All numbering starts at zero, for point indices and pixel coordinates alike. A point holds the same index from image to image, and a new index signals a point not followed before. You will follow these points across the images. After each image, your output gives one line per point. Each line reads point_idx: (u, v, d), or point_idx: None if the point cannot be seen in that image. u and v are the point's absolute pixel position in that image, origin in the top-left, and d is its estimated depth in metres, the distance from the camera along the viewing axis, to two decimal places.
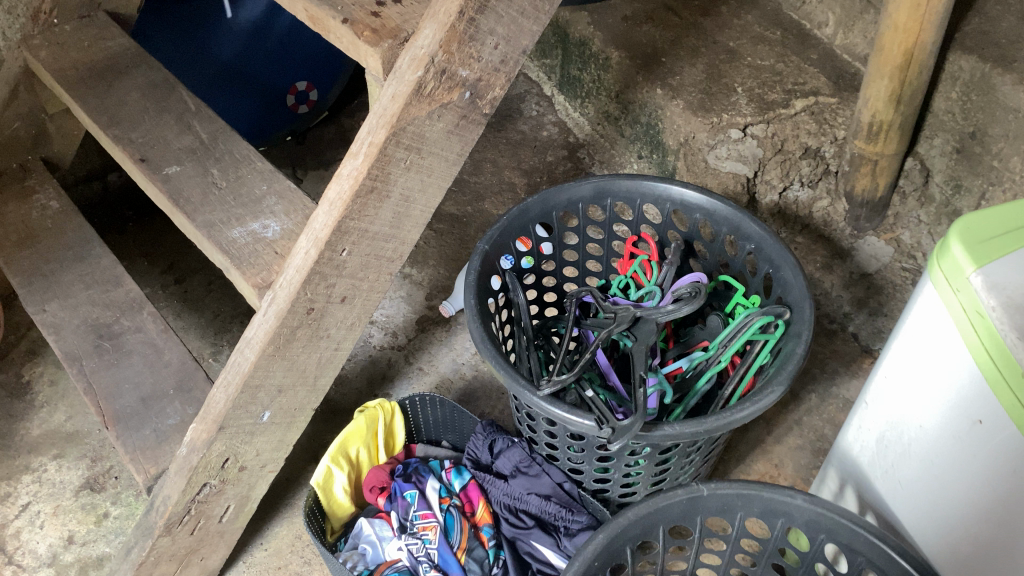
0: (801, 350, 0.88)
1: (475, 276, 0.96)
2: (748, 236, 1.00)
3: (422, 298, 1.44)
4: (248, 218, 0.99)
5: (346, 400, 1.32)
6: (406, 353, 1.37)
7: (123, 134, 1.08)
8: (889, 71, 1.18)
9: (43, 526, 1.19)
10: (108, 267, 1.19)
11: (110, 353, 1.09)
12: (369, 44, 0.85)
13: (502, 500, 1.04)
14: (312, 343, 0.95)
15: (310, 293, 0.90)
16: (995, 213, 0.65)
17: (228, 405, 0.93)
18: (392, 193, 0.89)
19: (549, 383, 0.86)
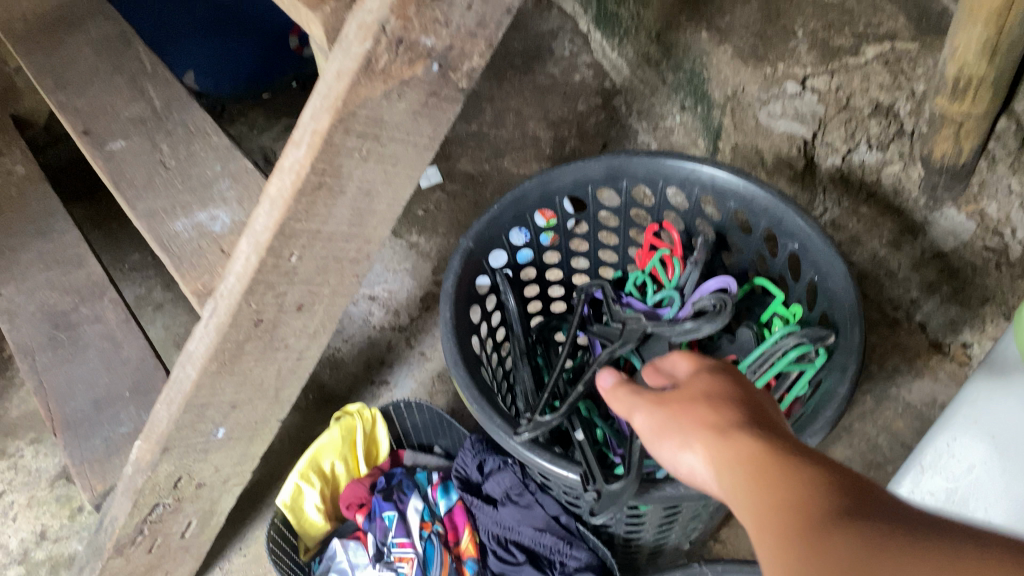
0: (846, 390, 0.71)
1: (453, 281, 0.80)
2: (790, 233, 0.82)
3: (428, 271, 1.29)
4: (196, 206, 0.85)
5: (341, 386, 1.20)
6: (407, 336, 1.23)
7: (68, 100, 0.95)
8: (983, 15, 0.84)
9: (16, 519, 1.12)
10: (71, 244, 1.08)
11: (64, 347, 0.98)
12: (309, 8, 0.68)
13: (491, 529, 0.91)
14: (267, 355, 0.82)
15: (255, 304, 0.76)
16: None
17: (171, 426, 0.81)
18: (346, 187, 0.73)
19: (528, 426, 0.71)
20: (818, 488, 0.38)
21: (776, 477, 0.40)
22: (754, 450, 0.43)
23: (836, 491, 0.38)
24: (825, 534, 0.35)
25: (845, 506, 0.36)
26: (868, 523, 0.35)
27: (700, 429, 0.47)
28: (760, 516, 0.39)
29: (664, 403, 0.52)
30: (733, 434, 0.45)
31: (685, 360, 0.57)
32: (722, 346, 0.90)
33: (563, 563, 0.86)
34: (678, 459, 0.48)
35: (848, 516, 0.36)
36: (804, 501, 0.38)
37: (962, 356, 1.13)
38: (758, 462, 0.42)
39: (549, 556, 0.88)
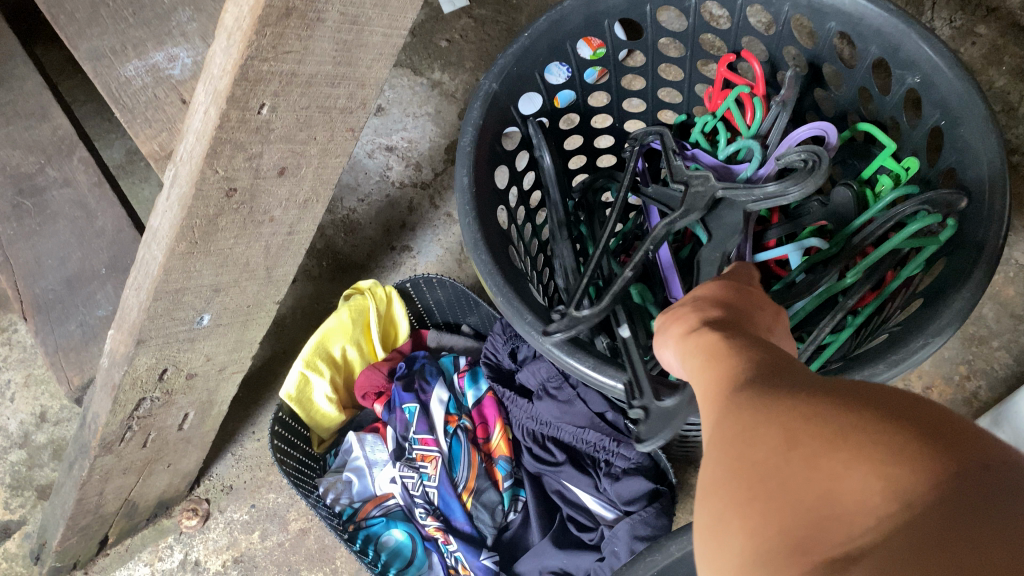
0: (981, 274, 0.53)
1: (472, 136, 0.63)
2: (910, 63, 0.62)
3: (454, 116, 1.11)
4: (151, 45, 0.68)
5: (357, 254, 1.07)
6: (431, 194, 1.07)
7: None
8: None
9: (13, 400, 1.03)
10: (32, 93, 0.92)
11: (31, 216, 0.85)
12: None
13: (525, 425, 0.79)
14: (249, 231, 0.68)
15: (223, 170, 0.60)
16: None
17: (142, 317, 0.68)
18: (326, 13, 0.55)
19: (561, 326, 0.57)
20: (739, 341, 0.31)
21: (706, 330, 0.33)
22: (700, 309, 0.36)
23: (758, 346, 0.31)
24: (728, 383, 0.29)
25: (764, 358, 0.30)
26: (785, 373, 0.28)
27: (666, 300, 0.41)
28: (682, 373, 0.33)
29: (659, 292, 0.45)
30: (692, 299, 0.38)
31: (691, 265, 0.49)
32: (810, 210, 0.72)
33: (608, 464, 0.75)
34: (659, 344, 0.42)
35: (762, 366, 0.29)
36: (720, 350, 0.31)
37: None
38: (698, 318, 0.35)
39: (592, 456, 0.76)
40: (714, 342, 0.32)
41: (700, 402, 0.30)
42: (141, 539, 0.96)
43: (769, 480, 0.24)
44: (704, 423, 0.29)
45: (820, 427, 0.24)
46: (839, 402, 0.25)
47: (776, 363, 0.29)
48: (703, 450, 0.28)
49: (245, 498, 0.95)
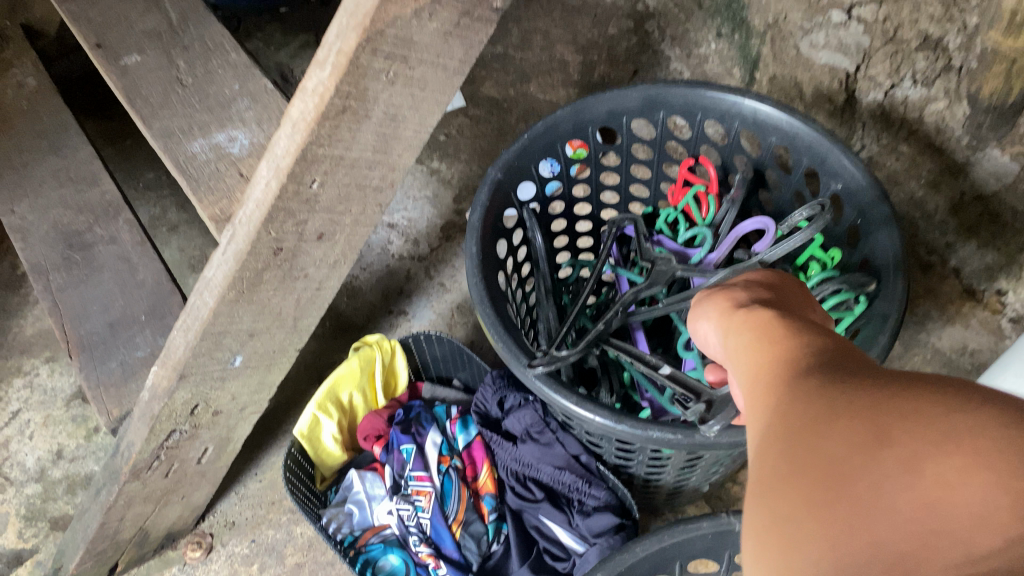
0: (886, 341, 0.67)
1: (480, 214, 0.77)
2: (835, 173, 0.77)
3: (450, 202, 1.26)
4: (214, 127, 0.81)
5: (358, 315, 1.19)
6: (426, 266, 1.22)
7: (80, 10, 0.91)
8: None
9: (32, 437, 1.12)
10: (84, 162, 1.05)
11: (79, 267, 0.97)
12: None
13: (510, 466, 0.91)
14: (286, 285, 0.80)
15: (275, 232, 0.73)
16: None
17: (187, 353, 0.79)
18: (372, 111, 0.69)
19: (543, 359, 0.71)
20: (814, 348, 0.35)
21: (773, 337, 0.37)
22: (761, 319, 0.40)
23: (831, 351, 0.34)
24: (808, 389, 0.32)
25: (840, 361, 0.33)
26: (864, 375, 0.31)
27: (723, 314, 0.44)
28: (762, 372, 0.36)
29: (713, 295, 0.49)
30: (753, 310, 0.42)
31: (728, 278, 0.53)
32: None
33: (581, 502, 0.86)
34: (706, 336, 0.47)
35: (840, 369, 0.32)
36: (794, 359, 0.35)
37: (996, 304, 1.04)
38: (764, 328, 0.39)
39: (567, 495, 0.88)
40: (787, 353, 0.35)
41: (774, 403, 0.33)
42: (147, 568, 1.04)
43: (863, 482, 0.27)
44: (778, 426, 0.32)
45: (914, 429, 0.27)
46: (918, 398, 0.28)
47: (854, 364, 0.33)
48: (785, 446, 0.31)
49: (246, 533, 1.04)
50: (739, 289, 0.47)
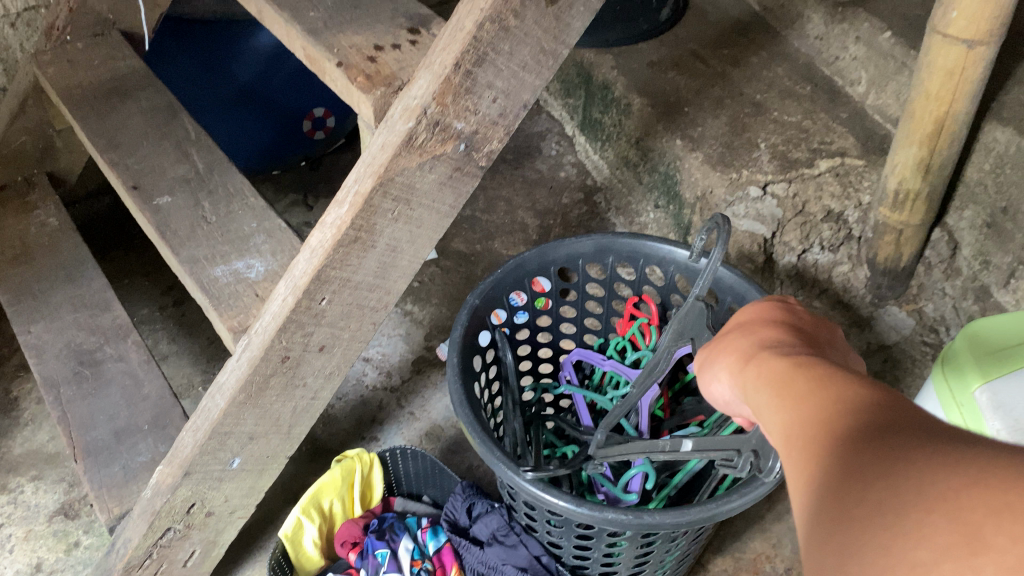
0: None
1: (461, 332, 0.91)
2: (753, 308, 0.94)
3: (420, 338, 1.42)
4: (234, 256, 0.95)
5: (332, 440, 1.29)
6: (398, 396, 1.34)
7: (119, 158, 1.07)
8: (918, 138, 1.14)
9: (12, 551, 1.15)
10: (98, 290, 1.18)
11: (88, 381, 1.07)
12: (362, 90, 0.79)
13: (476, 568, 1.00)
14: (287, 391, 0.92)
15: (285, 341, 0.86)
16: None
17: (195, 451, 0.89)
18: (377, 243, 0.84)
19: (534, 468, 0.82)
20: (847, 405, 0.37)
21: (820, 403, 0.38)
22: (786, 376, 0.42)
23: (864, 407, 0.36)
24: (850, 455, 0.34)
25: (877, 419, 0.35)
26: (902, 435, 0.33)
27: (747, 373, 0.47)
28: (808, 441, 0.37)
29: (731, 347, 0.51)
30: (782, 371, 0.43)
31: (736, 320, 0.55)
32: (691, 407, 1.01)
33: None
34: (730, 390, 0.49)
35: (879, 430, 0.34)
36: (834, 421, 0.36)
37: None
38: (792, 387, 0.41)
39: None
40: (821, 413, 0.37)
41: (824, 476, 0.35)
42: None
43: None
44: (822, 490, 0.34)
45: (999, 524, 0.27)
46: (1002, 487, 0.28)
47: (892, 421, 0.34)
48: (853, 533, 0.32)
49: None
50: (756, 349, 0.49)
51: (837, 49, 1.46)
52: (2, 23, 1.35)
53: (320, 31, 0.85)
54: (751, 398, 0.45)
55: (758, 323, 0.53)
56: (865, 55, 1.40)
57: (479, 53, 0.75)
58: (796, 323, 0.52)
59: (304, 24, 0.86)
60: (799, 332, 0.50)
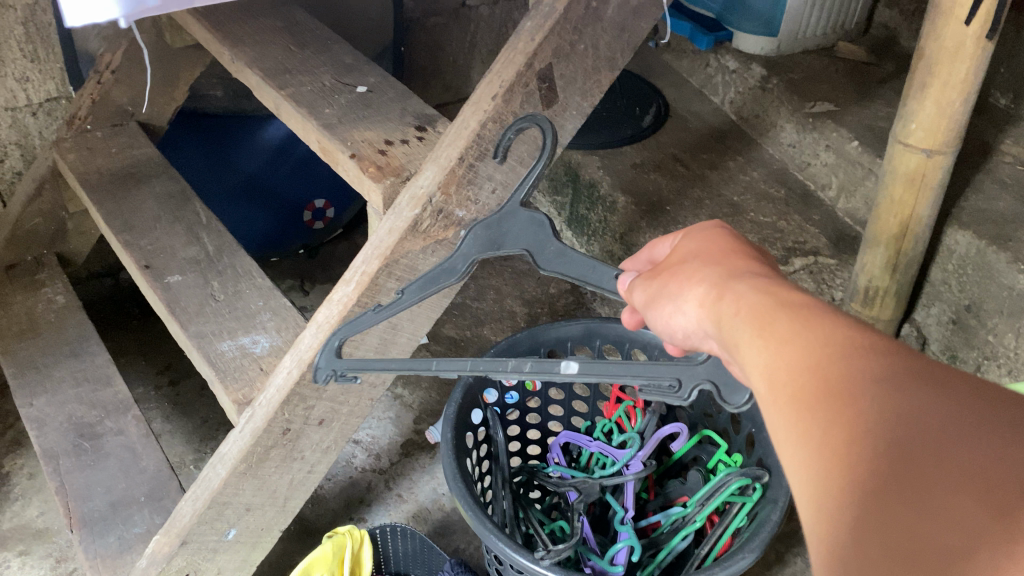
0: (777, 516, 0.85)
1: (455, 408, 0.96)
2: None
3: (410, 421, 1.46)
4: (240, 332, 1.00)
5: (320, 520, 1.30)
6: (386, 478, 1.36)
7: (133, 240, 1.13)
8: (884, 240, 1.22)
9: None
10: (101, 366, 1.21)
11: (87, 454, 1.09)
12: (373, 180, 0.86)
13: None
14: (285, 464, 0.95)
15: (287, 413, 0.90)
16: None
17: (193, 520, 0.92)
18: (380, 319, 0.89)
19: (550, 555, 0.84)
20: (842, 353, 0.38)
21: (817, 348, 0.39)
22: (767, 312, 0.43)
23: (861, 356, 0.37)
24: (858, 410, 0.35)
25: (878, 370, 0.36)
26: (910, 395, 0.35)
27: (718, 306, 0.46)
28: (806, 384, 0.38)
29: (695, 276, 0.50)
30: (764, 309, 0.43)
31: (687, 249, 0.54)
32: (675, 488, 1.04)
33: None
34: (691, 321, 0.49)
35: (882, 383, 0.36)
36: (834, 367, 0.38)
37: None
38: (777, 327, 0.41)
39: None
40: (816, 359, 0.38)
41: (828, 422, 0.36)
42: None
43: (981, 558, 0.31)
44: (829, 446, 0.35)
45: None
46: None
47: (893, 373, 0.36)
48: (867, 484, 0.34)
49: None
50: (722, 279, 0.48)
51: (809, 156, 1.57)
52: (25, 112, 1.43)
53: (334, 126, 0.93)
54: (725, 332, 0.45)
55: (714, 254, 0.52)
56: (834, 162, 1.51)
57: (481, 148, 0.83)
58: (747, 250, 0.52)
59: (320, 119, 0.94)
60: (757, 261, 0.51)
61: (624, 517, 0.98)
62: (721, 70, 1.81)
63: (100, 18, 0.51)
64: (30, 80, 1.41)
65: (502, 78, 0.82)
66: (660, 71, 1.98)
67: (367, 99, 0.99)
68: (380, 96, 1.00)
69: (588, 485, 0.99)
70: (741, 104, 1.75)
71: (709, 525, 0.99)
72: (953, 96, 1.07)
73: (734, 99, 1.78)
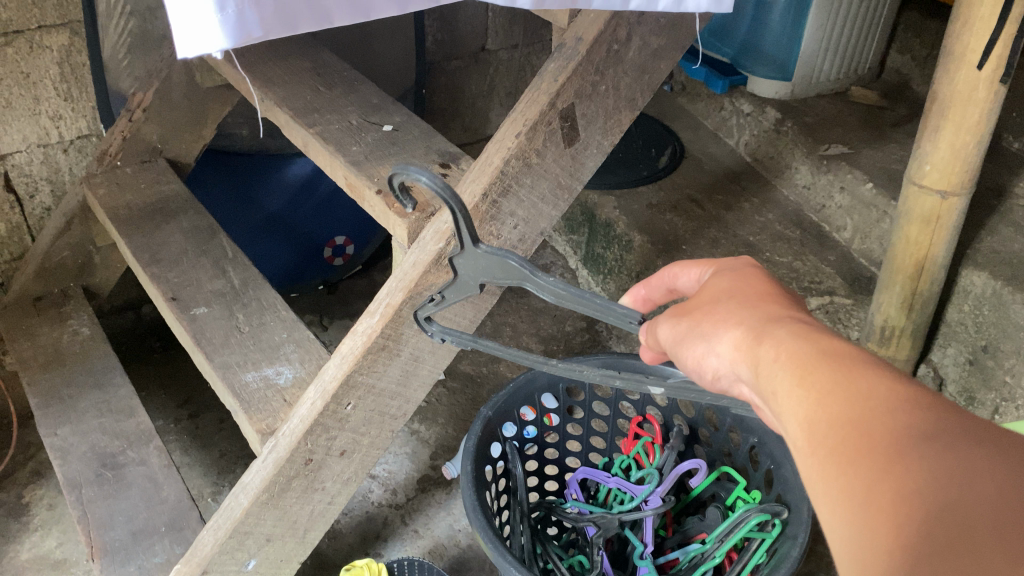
0: (796, 552, 0.85)
1: (474, 441, 0.97)
2: (751, 428, 0.99)
3: (426, 457, 1.46)
4: (264, 363, 1.02)
5: (336, 554, 1.30)
6: (402, 513, 1.36)
7: (161, 272, 1.15)
8: (900, 280, 1.23)
9: None
10: (124, 397, 1.23)
11: (110, 483, 1.10)
12: (398, 215, 0.88)
13: None
14: (306, 494, 0.95)
15: (310, 443, 0.91)
16: None
17: (214, 549, 0.93)
18: (402, 351, 0.91)
19: None
20: (889, 406, 0.35)
21: (864, 401, 0.36)
22: (810, 362, 0.40)
23: (906, 410, 0.35)
24: (905, 469, 0.33)
25: (925, 428, 0.34)
26: (959, 456, 0.33)
27: (754, 350, 0.44)
28: (849, 439, 0.35)
29: (726, 316, 0.47)
30: (807, 360, 0.40)
31: (716, 287, 0.51)
32: (693, 525, 1.04)
33: None
34: (721, 362, 0.46)
35: (930, 443, 0.33)
36: (881, 423, 0.35)
37: None
38: (818, 376, 0.39)
39: None
40: (858, 411, 0.36)
41: (873, 482, 0.33)
42: None
43: None
44: (873, 506, 0.33)
45: None
46: None
47: (940, 432, 0.34)
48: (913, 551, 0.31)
49: None
50: (759, 322, 0.45)
51: (823, 197, 1.59)
52: (57, 149, 1.47)
53: (361, 162, 0.95)
54: (760, 378, 0.42)
55: (746, 293, 0.49)
56: (849, 204, 1.52)
57: (504, 184, 0.85)
58: (782, 294, 0.49)
59: (348, 156, 0.96)
60: (795, 305, 0.47)
61: (643, 553, 0.98)
62: (735, 113, 1.84)
63: (208, 49, 0.50)
64: (63, 118, 1.45)
65: (526, 117, 0.84)
66: (675, 114, 2.01)
67: (393, 138, 1.02)
68: (406, 135, 1.02)
69: (606, 520, 0.99)
70: (756, 146, 1.78)
71: (728, 563, 0.99)
72: (968, 139, 1.09)
73: (749, 141, 1.81)
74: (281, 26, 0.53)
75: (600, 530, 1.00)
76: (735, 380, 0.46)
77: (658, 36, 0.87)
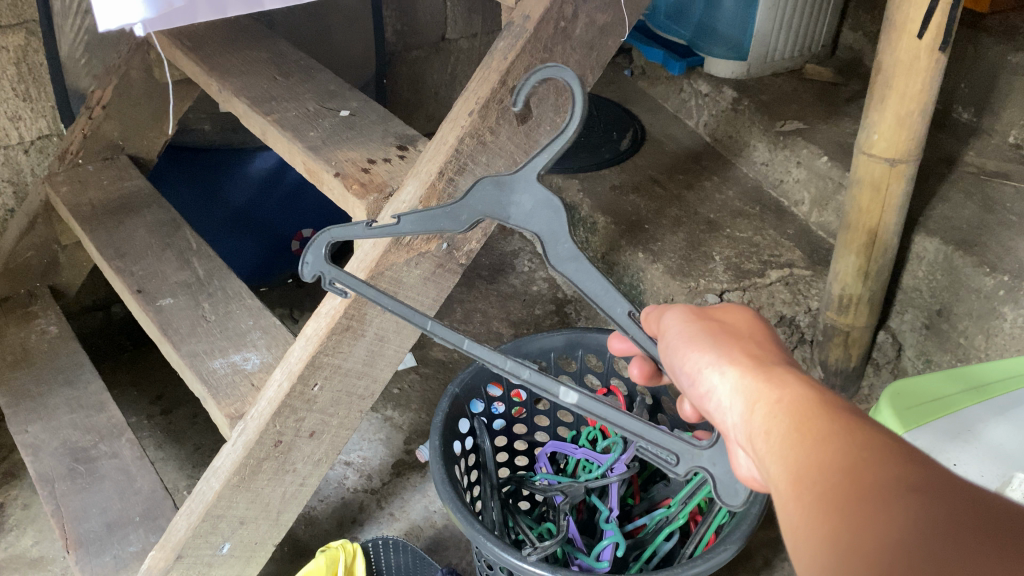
0: (757, 509, 0.87)
1: (442, 418, 0.99)
2: None
3: (400, 442, 1.48)
4: (231, 350, 1.03)
5: (313, 540, 1.31)
6: (377, 497, 1.37)
7: (125, 266, 1.16)
8: (855, 248, 1.26)
9: None
10: (94, 392, 1.24)
11: (83, 477, 1.11)
12: (357, 197, 0.89)
13: None
14: (277, 476, 0.97)
15: (279, 425, 0.92)
16: (899, 391, 0.83)
17: (188, 534, 0.94)
18: (367, 332, 0.92)
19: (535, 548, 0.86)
20: (877, 456, 0.38)
21: (854, 450, 0.39)
22: (807, 413, 0.43)
23: (895, 461, 0.38)
24: (886, 514, 0.36)
25: (910, 478, 0.37)
26: (933, 503, 0.35)
27: (756, 384, 0.47)
28: (833, 482, 0.39)
29: (732, 351, 0.51)
30: (804, 408, 0.44)
31: (726, 323, 0.55)
32: (658, 492, 1.07)
33: None
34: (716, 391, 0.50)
35: (919, 495, 0.36)
36: (864, 468, 0.38)
37: None
38: (811, 421, 0.42)
39: None
40: (851, 458, 0.39)
41: (856, 522, 0.36)
42: None
43: None
44: (856, 548, 0.36)
45: None
46: None
47: (926, 485, 0.36)
48: None
49: None
50: (764, 366, 0.49)
51: (781, 173, 1.62)
52: (17, 150, 1.47)
53: (319, 148, 0.97)
54: (755, 414, 0.46)
55: (754, 340, 0.53)
56: (806, 178, 1.56)
57: (460, 163, 0.87)
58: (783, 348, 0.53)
59: (305, 142, 0.98)
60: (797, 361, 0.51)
61: (610, 517, 1.01)
62: (694, 95, 1.87)
63: (130, 19, 0.53)
64: (22, 118, 1.45)
65: (478, 96, 0.86)
66: (635, 98, 2.04)
67: (349, 123, 1.03)
68: (363, 120, 1.04)
69: (574, 487, 1.01)
70: (715, 126, 1.81)
71: (693, 524, 1.01)
72: (912, 108, 1.12)
73: (708, 121, 1.84)
74: (206, 8, 0.57)
75: (567, 498, 1.02)
76: (724, 410, 0.50)
77: (605, 12, 0.90)
